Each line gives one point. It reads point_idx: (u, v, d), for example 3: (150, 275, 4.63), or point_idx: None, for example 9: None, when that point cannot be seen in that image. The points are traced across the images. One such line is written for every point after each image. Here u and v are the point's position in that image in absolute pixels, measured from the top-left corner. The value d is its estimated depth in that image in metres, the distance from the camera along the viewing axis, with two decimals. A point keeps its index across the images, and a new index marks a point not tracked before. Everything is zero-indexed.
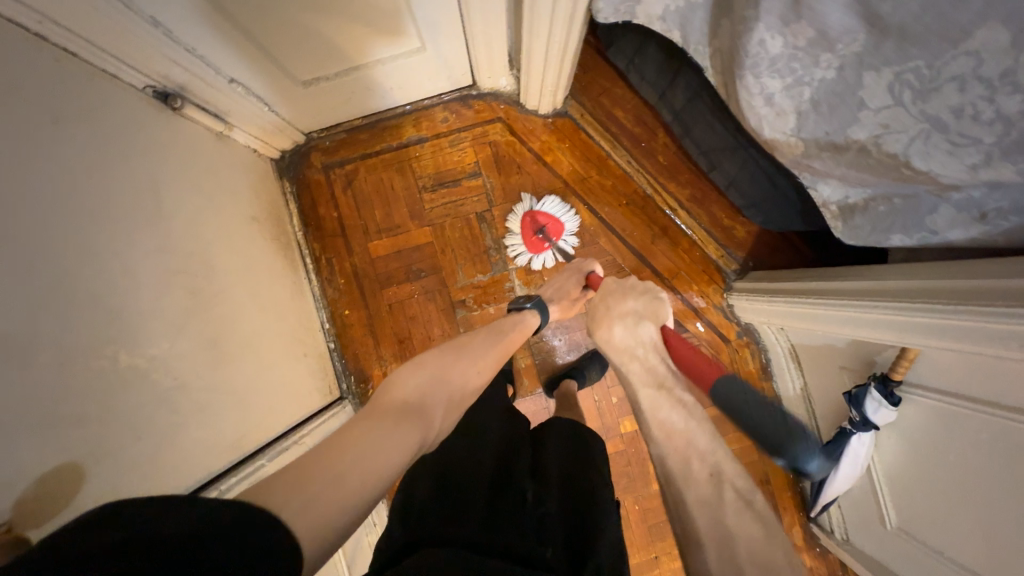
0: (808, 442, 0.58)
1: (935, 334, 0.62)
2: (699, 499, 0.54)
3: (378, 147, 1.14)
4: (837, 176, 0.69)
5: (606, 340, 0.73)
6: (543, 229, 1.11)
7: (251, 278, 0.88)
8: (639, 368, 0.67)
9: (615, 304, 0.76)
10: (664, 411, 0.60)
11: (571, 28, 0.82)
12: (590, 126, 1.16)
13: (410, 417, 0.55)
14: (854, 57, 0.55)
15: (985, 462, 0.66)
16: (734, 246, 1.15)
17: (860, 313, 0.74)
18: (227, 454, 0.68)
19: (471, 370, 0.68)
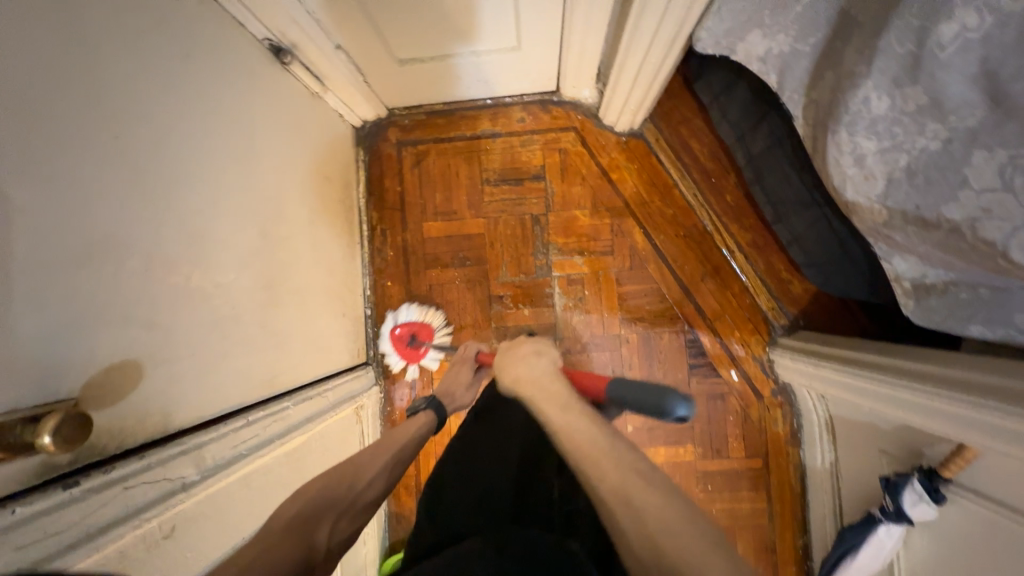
0: (667, 394, 0.61)
1: (994, 434, 0.57)
2: (613, 493, 0.50)
3: (452, 134, 1.17)
4: (919, 254, 0.65)
5: (510, 377, 0.70)
6: (411, 340, 1.13)
7: (313, 232, 0.93)
8: (542, 393, 0.64)
9: (515, 349, 0.75)
10: (574, 430, 0.57)
11: (669, 50, 0.81)
12: (663, 151, 1.15)
13: (295, 539, 0.55)
14: (966, 132, 0.51)
15: None
16: (787, 301, 1.11)
17: (915, 397, 0.69)
18: (260, 389, 0.72)
19: (363, 479, 0.67)
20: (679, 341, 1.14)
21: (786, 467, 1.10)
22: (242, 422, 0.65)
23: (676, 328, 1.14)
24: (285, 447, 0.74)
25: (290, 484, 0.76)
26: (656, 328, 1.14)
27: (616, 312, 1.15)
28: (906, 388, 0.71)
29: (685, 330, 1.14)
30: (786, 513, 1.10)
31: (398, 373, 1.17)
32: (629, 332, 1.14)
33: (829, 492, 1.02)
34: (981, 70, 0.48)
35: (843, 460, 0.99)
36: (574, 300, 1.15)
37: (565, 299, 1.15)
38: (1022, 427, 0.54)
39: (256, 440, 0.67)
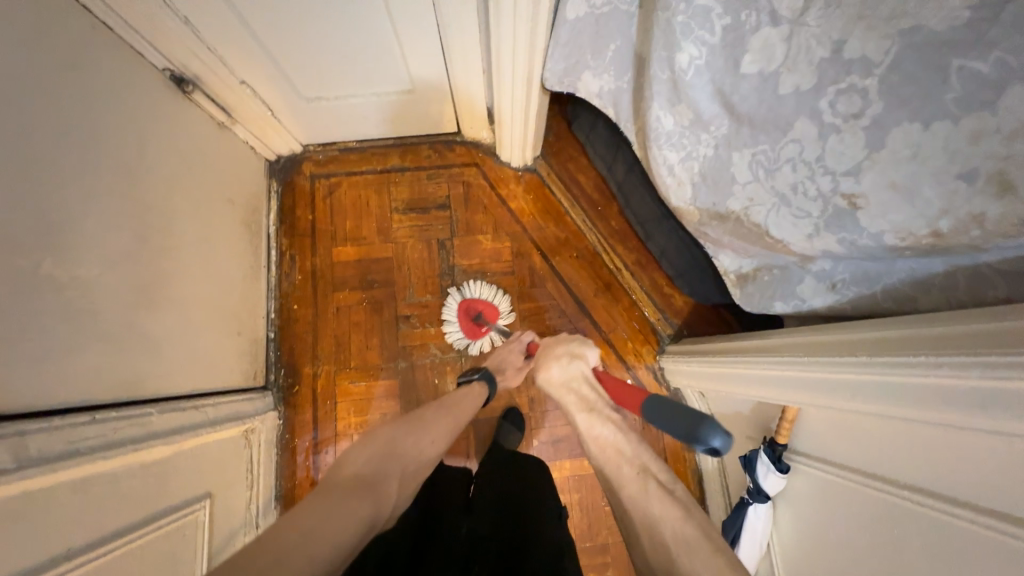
0: (705, 420, 0.60)
1: (793, 387, 0.66)
2: (632, 498, 0.61)
3: (364, 168, 1.27)
4: (728, 246, 0.77)
5: (545, 379, 0.80)
6: (476, 315, 1.16)
7: (211, 248, 0.96)
8: (574, 400, 0.74)
9: (549, 348, 0.83)
10: (597, 432, 0.69)
11: (530, 95, 0.96)
12: (555, 184, 1.30)
13: (369, 491, 0.59)
14: (723, 138, 0.64)
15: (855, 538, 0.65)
16: (671, 313, 1.22)
17: (746, 370, 0.78)
18: (113, 391, 0.69)
19: (425, 438, 0.73)
20: None
21: (685, 473, 1.14)
22: (85, 418, 0.63)
23: None
24: (143, 454, 0.71)
25: (141, 500, 0.71)
26: None
27: (518, 329, 1.21)
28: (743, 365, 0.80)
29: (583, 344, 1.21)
30: None
31: (299, 398, 1.14)
32: None
33: (721, 490, 1.06)
34: (713, 91, 0.61)
35: (727, 456, 1.04)
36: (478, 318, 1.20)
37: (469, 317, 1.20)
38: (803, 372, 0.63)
39: (101, 441, 0.65)
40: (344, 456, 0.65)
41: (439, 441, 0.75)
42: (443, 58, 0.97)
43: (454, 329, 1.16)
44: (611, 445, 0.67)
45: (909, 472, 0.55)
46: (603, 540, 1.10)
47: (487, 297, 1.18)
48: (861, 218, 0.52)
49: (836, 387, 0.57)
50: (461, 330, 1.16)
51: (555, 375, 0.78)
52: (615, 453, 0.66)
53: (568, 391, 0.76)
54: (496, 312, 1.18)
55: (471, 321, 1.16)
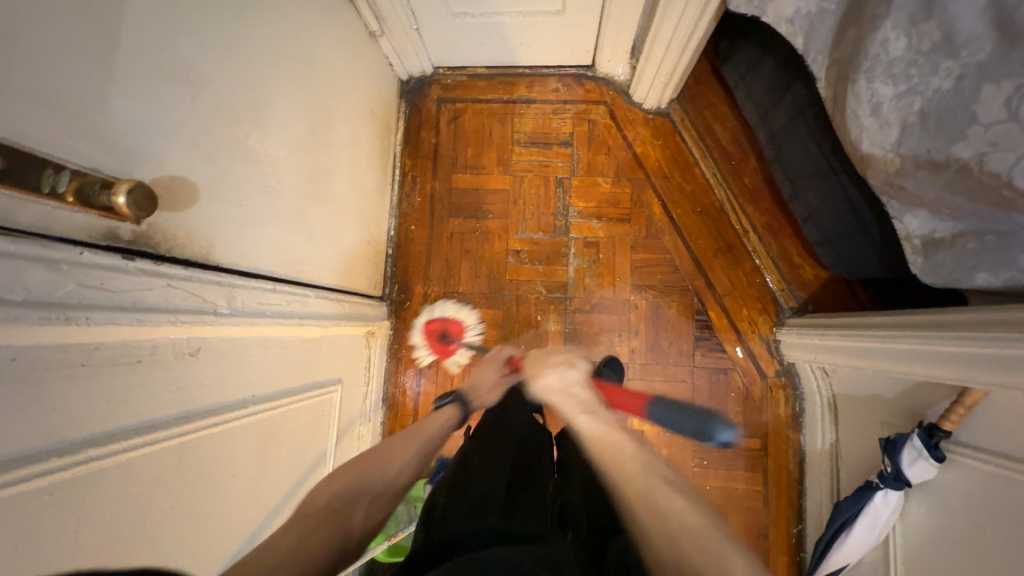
0: (707, 417, 0.65)
1: (998, 366, 0.59)
2: (650, 497, 0.53)
3: (490, 96, 1.25)
4: (928, 203, 0.67)
5: (541, 387, 0.72)
6: (442, 334, 1.13)
7: (355, 157, 1.00)
8: (576, 403, 0.67)
9: (543, 358, 0.77)
10: (604, 433, 0.62)
11: (704, 9, 0.87)
12: (686, 131, 1.21)
13: (329, 524, 0.56)
14: (976, 66, 0.56)
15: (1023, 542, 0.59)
16: (797, 284, 1.13)
17: (918, 344, 0.71)
18: (288, 268, 0.76)
19: (392, 463, 0.66)
20: (687, 314, 1.15)
21: (785, 451, 1.09)
22: (270, 285, 0.69)
23: (684, 300, 1.16)
24: (303, 329, 0.78)
25: (297, 370, 0.79)
26: (665, 298, 1.16)
27: (628, 279, 1.17)
28: (913, 339, 0.72)
29: (694, 303, 1.16)
30: (780, 502, 1.07)
31: (410, 313, 1.20)
32: (637, 298, 1.17)
33: (827, 472, 1.01)
34: (989, 2, 0.54)
35: (844, 441, 0.98)
36: (587, 262, 1.18)
37: (579, 260, 1.19)
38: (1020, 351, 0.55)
39: (278, 309, 0.71)
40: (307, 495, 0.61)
41: (420, 461, 0.69)
42: None
43: (422, 351, 1.14)
44: (620, 449, 0.59)
45: None
46: None
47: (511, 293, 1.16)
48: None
49: None
50: (431, 351, 1.14)
51: (553, 381, 0.71)
52: (619, 448, 0.60)
53: (563, 395, 0.70)
54: (462, 327, 1.15)
55: (439, 341, 1.13)
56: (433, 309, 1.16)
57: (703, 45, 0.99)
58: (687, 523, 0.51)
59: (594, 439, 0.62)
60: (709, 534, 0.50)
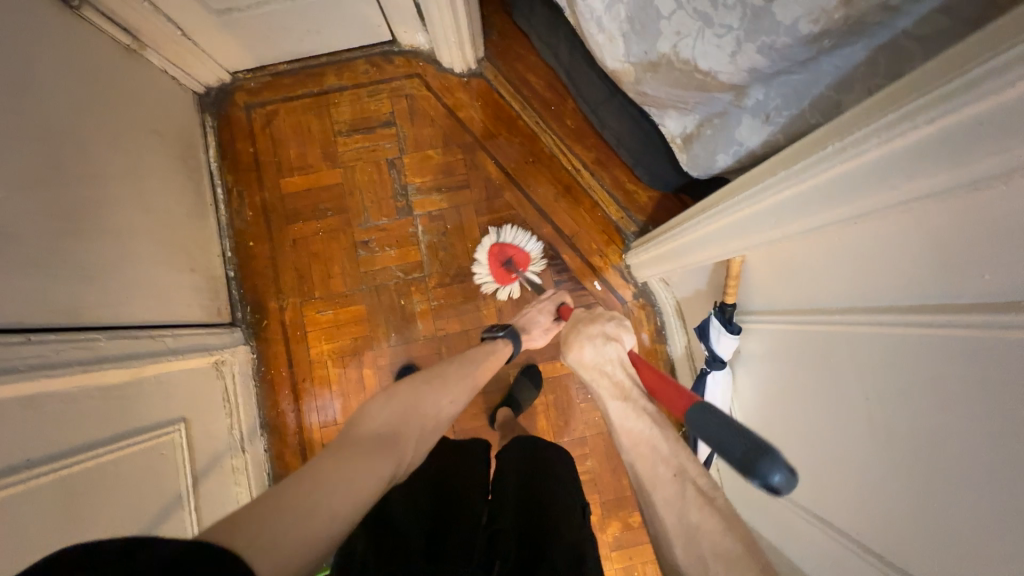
0: (765, 453, 0.49)
1: (743, 232, 0.65)
2: (666, 502, 0.56)
3: (300, 92, 1.20)
4: (668, 103, 0.71)
5: (575, 361, 0.75)
6: (508, 261, 1.13)
7: (140, 182, 0.92)
8: (608, 385, 0.70)
9: (578, 327, 0.79)
10: (632, 420, 0.64)
11: None
12: (503, 87, 1.22)
13: (381, 449, 0.61)
14: None
15: (806, 376, 0.68)
16: (634, 209, 1.19)
17: (696, 234, 0.77)
18: (50, 315, 0.70)
19: (444, 398, 0.75)
20: (542, 263, 1.18)
21: (657, 364, 1.16)
22: (19, 338, 0.63)
23: (537, 249, 1.19)
24: (94, 375, 0.73)
25: (104, 420, 0.74)
26: None
27: (480, 243, 1.18)
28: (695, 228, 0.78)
29: (547, 250, 1.19)
30: None
31: (270, 332, 1.15)
32: None
33: (689, 372, 1.08)
34: None
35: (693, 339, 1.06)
36: (437, 236, 1.18)
37: (428, 236, 1.18)
38: (750, 209, 0.61)
39: (43, 360, 0.66)
40: (364, 411, 0.67)
41: (458, 401, 0.78)
42: None
43: (485, 272, 1.14)
44: (645, 440, 0.62)
45: (857, 293, 0.55)
46: (580, 434, 1.14)
47: (518, 242, 1.14)
48: (776, 14, 0.50)
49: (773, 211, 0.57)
50: (492, 275, 1.13)
51: (589, 355, 0.74)
52: (650, 449, 0.60)
53: (601, 373, 0.72)
54: (528, 258, 1.15)
55: (502, 265, 1.13)
56: (500, 233, 1.15)
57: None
58: (707, 537, 0.53)
59: (624, 429, 0.64)
60: (730, 547, 0.51)
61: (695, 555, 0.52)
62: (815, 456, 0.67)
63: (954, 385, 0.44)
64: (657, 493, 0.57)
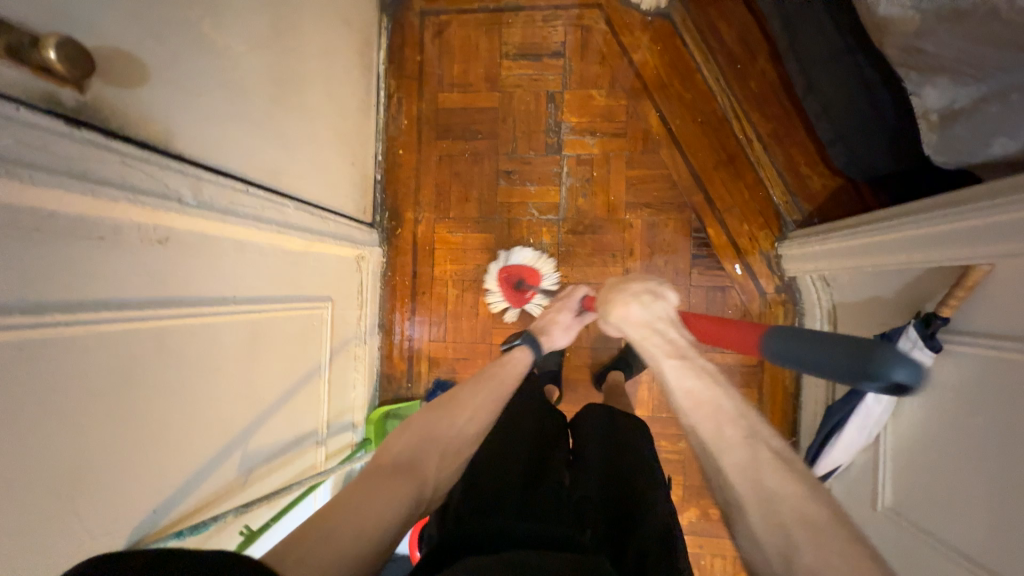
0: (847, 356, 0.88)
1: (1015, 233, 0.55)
2: (735, 464, 0.52)
3: (475, 5, 1.17)
4: (947, 68, 0.60)
5: (618, 320, 0.68)
6: (519, 282, 1.12)
7: (328, 67, 0.96)
8: (660, 343, 0.63)
9: (620, 286, 0.72)
10: (687, 380, 0.58)
11: None
12: (688, 33, 1.11)
13: (403, 472, 0.59)
14: None
15: (1012, 417, 0.59)
16: (803, 196, 1.06)
17: (926, 227, 0.68)
18: (261, 175, 0.76)
19: (460, 418, 0.69)
20: (684, 232, 1.11)
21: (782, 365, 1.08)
22: (242, 188, 0.68)
23: (682, 216, 1.12)
24: (283, 238, 0.79)
25: (281, 280, 0.80)
26: (661, 216, 1.12)
27: (623, 197, 1.13)
28: (921, 221, 0.69)
29: (692, 219, 1.11)
30: (773, 415, 1.08)
31: (402, 240, 1.20)
32: (633, 218, 1.13)
33: (824, 383, 1.00)
34: None
35: None
36: (581, 181, 1.14)
37: (572, 179, 1.14)
38: None
39: (254, 214, 0.71)
40: (386, 442, 0.64)
41: (485, 414, 0.73)
42: None
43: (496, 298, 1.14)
44: (710, 404, 0.56)
45: None
46: None
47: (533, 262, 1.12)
48: None
49: None
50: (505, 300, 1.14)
51: (637, 314, 0.66)
52: (721, 415, 0.55)
53: (653, 332, 0.64)
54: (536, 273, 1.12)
55: (514, 288, 1.12)
56: (509, 255, 1.13)
57: None
58: (787, 504, 0.48)
59: (682, 391, 0.58)
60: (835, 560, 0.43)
61: (777, 524, 0.47)
62: (999, 507, 0.60)
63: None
64: (727, 458, 0.52)
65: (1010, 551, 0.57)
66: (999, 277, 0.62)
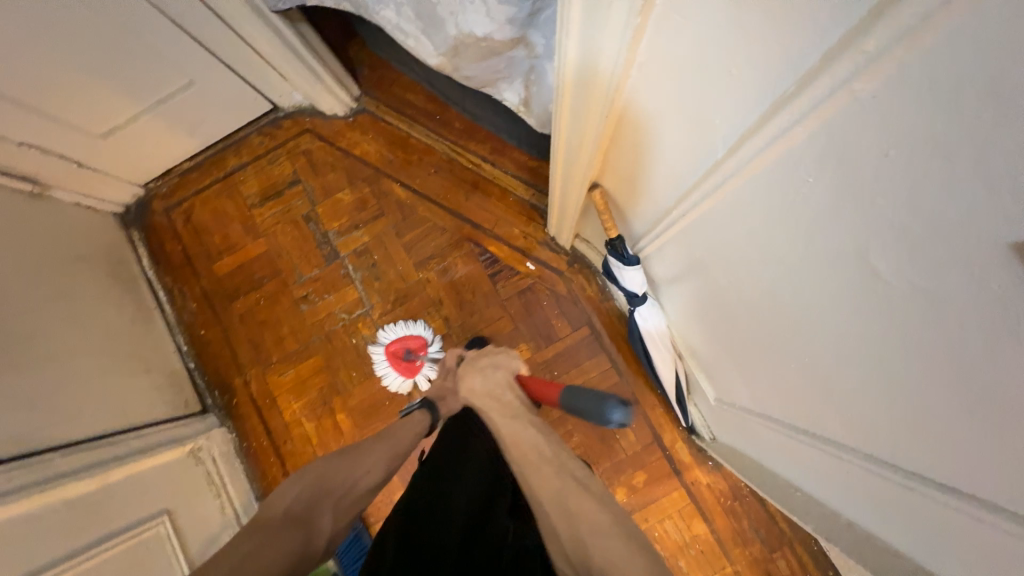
0: (605, 403, 0.71)
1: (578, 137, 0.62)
2: (550, 498, 0.58)
3: (207, 181, 1.28)
4: (489, 75, 0.75)
5: (466, 390, 0.79)
6: (407, 353, 1.14)
7: (66, 304, 0.99)
8: (505, 402, 0.75)
9: (472, 361, 0.83)
10: (518, 438, 0.67)
11: (270, 25, 0.99)
12: (387, 113, 1.27)
13: (284, 538, 0.54)
14: None
15: (706, 277, 0.65)
16: (542, 183, 1.21)
17: (556, 167, 0.75)
18: (6, 447, 0.77)
19: (361, 470, 0.66)
20: (473, 261, 1.21)
21: (611, 320, 1.15)
22: None
23: (464, 250, 1.21)
24: (55, 492, 0.78)
25: (75, 530, 0.77)
26: (448, 258, 1.21)
27: (409, 262, 1.22)
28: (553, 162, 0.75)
29: (473, 248, 1.21)
30: (630, 366, 1.14)
31: (242, 408, 1.19)
32: (426, 274, 1.21)
33: None
34: None
35: None
36: (369, 269, 1.22)
37: (360, 271, 1.22)
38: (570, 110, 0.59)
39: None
40: (274, 491, 0.60)
41: (385, 465, 0.69)
42: (192, 35, 0.96)
43: (388, 373, 1.14)
44: (532, 448, 0.65)
45: (678, 169, 0.53)
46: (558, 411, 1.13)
47: (405, 331, 1.16)
48: None
49: (581, 98, 0.55)
50: (398, 372, 1.14)
51: (479, 386, 0.78)
52: (535, 455, 0.64)
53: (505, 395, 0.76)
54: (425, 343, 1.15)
55: (405, 359, 1.14)
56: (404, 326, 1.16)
57: (316, 43, 1.11)
58: (589, 525, 0.54)
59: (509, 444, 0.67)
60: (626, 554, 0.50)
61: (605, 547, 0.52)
62: (750, 357, 0.64)
63: (778, 196, 0.41)
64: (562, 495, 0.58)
65: (762, 379, 0.63)
66: (612, 181, 0.72)
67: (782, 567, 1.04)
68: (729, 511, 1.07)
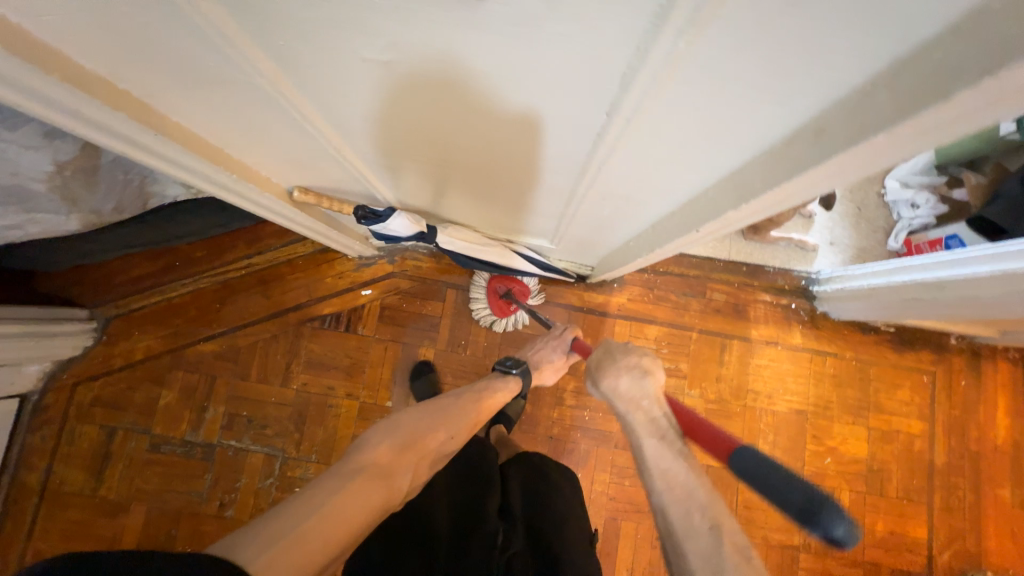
0: (823, 504, 0.43)
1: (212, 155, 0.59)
2: (697, 552, 0.48)
3: (28, 517, 1.07)
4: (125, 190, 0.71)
5: (610, 390, 0.65)
6: (505, 292, 1.11)
7: None
8: (641, 421, 0.60)
9: (615, 355, 0.67)
10: (665, 466, 0.54)
11: None
12: (131, 302, 1.15)
13: (378, 476, 0.56)
14: None
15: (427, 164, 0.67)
16: None
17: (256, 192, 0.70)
18: None
19: (447, 430, 0.70)
20: (323, 334, 1.17)
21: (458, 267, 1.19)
22: None
23: (309, 333, 1.17)
24: None
25: None
26: (303, 351, 1.16)
27: (276, 385, 1.14)
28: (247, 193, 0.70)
29: (314, 325, 1.17)
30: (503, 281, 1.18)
31: None
32: (300, 380, 1.15)
33: None
34: None
35: None
36: (251, 427, 1.13)
37: (246, 437, 1.12)
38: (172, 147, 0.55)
39: None
40: (367, 438, 0.61)
41: (458, 435, 0.72)
42: None
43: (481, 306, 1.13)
44: (684, 493, 0.52)
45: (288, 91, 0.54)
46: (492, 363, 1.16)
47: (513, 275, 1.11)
48: None
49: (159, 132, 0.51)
50: (491, 308, 1.12)
51: (626, 390, 0.63)
52: (687, 495, 0.52)
53: (637, 410, 0.61)
54: (527, 290, 1.12)
55: (501, 298, 1.12)
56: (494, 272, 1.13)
57: (15, 306, 0.95)
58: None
59: (660, 472, 0.54)
60: None
61: None
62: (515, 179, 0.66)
63: None
64: (691, 547, 0.49)
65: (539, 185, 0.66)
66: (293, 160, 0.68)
67: (720, 298, 1.17)
68: (658, 301, 1.17)
